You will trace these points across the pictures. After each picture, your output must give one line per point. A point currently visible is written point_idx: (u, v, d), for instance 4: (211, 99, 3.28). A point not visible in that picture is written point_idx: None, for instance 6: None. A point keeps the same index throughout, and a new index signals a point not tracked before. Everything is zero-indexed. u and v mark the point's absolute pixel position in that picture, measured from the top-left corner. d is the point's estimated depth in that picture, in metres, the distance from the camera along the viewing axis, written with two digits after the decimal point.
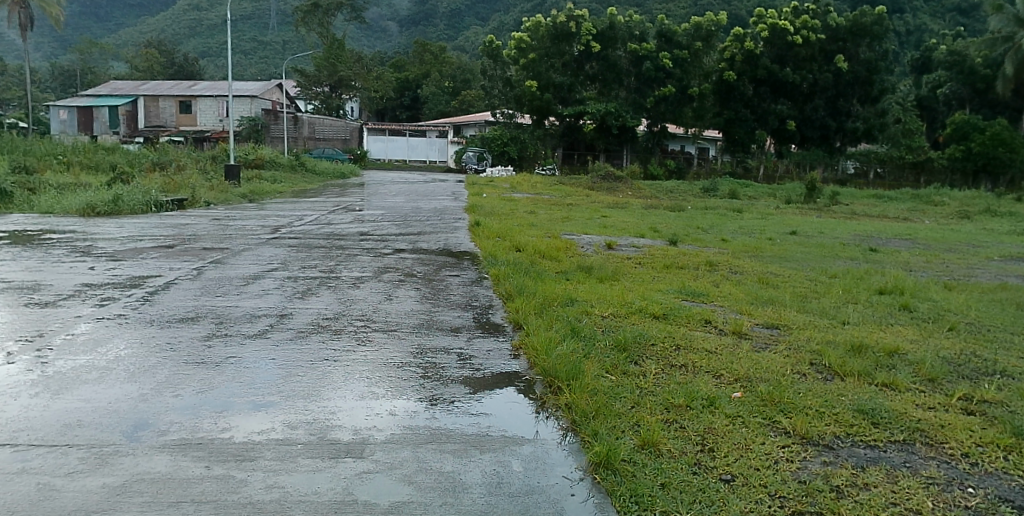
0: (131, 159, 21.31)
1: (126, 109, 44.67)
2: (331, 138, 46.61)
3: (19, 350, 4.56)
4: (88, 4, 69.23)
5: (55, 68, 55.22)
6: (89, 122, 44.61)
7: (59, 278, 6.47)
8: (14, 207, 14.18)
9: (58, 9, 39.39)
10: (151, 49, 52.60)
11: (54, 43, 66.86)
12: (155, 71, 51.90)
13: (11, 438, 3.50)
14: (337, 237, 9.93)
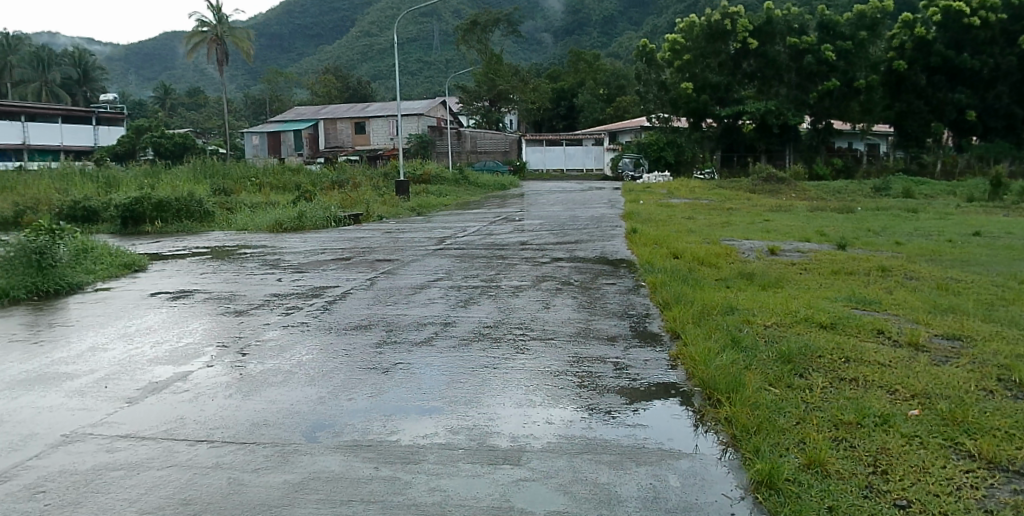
0: (313, 178, 23.20)
1: (308, 133, 48.68)
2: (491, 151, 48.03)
3: (218, 354, 5.11)
4: (277, 38, 76.32)
5: (249, 97, 61.24)
6: (277, 146, 49.04)
7: (252, 289, 7.17)
8: (216, 225, 15.92)
9: (249, 43, 43.74)
10: (329, 75, 57.01)
11: (249, 75, 74.28)
12: (332, 95, 56.22)
13: (208, 435, 3.90)
14: (496, 246, 10.21)
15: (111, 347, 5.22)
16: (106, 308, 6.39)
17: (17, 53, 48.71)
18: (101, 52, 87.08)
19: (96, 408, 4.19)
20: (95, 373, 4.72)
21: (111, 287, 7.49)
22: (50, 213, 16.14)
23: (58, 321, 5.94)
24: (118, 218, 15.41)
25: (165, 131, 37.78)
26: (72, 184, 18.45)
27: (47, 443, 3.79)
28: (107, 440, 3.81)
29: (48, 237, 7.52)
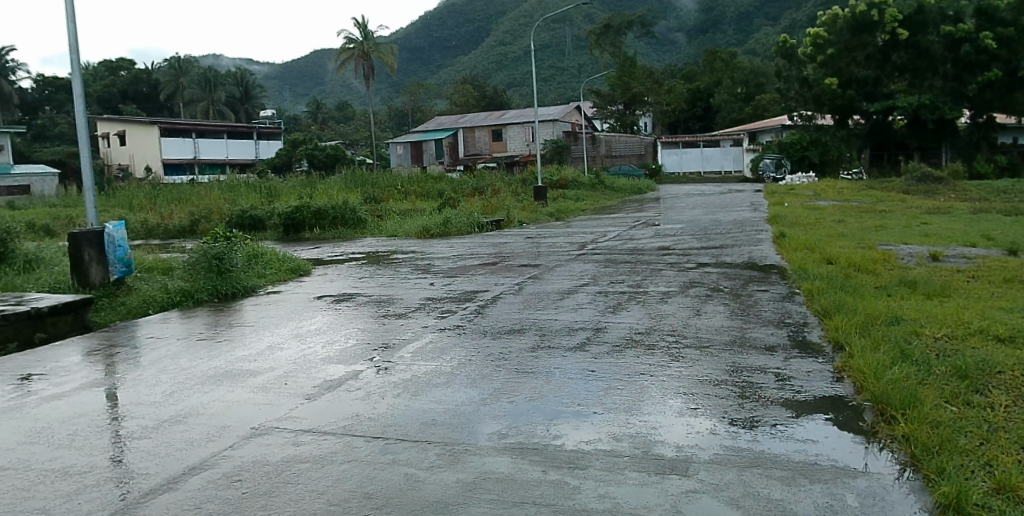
0: (455, 185, 23.93)
1: (449, 141, 50.26)
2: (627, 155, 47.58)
3: (379, 356, 5.31)
4: (415, 51, 79.48)
5: (391, 109, 64.20)
6: (419, 154, 50.86)
7: (408, 292, 7.44)
8: (368, 231, 16.64)
9: (393, 56, 45.70)
10: (466, 85, 58.71)
11: (390, 88, 77.82)
12: (470, 104, 57.86)
13: (382, 432, 4.07)
14: (639, 251, 10.08)
15: (285, 347, 5.56)
16: (279, 309, 6.85)
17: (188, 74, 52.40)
18: (259, 71, 94.07)
19: (278, 403, 4.47)
20: (274, 370, 5.06)
21: (279, 291, 8.05)
22: (223, 222, 17.55)
23: (237, 322, 6.43)
24: (281, 225, 16.48)
25: (318, 144, 40.04)
26: (239, 195, 20.03)
27: (239, 434, 4.09)
28: (292, 433, 4.07)
29: (226, 244, 8.18)
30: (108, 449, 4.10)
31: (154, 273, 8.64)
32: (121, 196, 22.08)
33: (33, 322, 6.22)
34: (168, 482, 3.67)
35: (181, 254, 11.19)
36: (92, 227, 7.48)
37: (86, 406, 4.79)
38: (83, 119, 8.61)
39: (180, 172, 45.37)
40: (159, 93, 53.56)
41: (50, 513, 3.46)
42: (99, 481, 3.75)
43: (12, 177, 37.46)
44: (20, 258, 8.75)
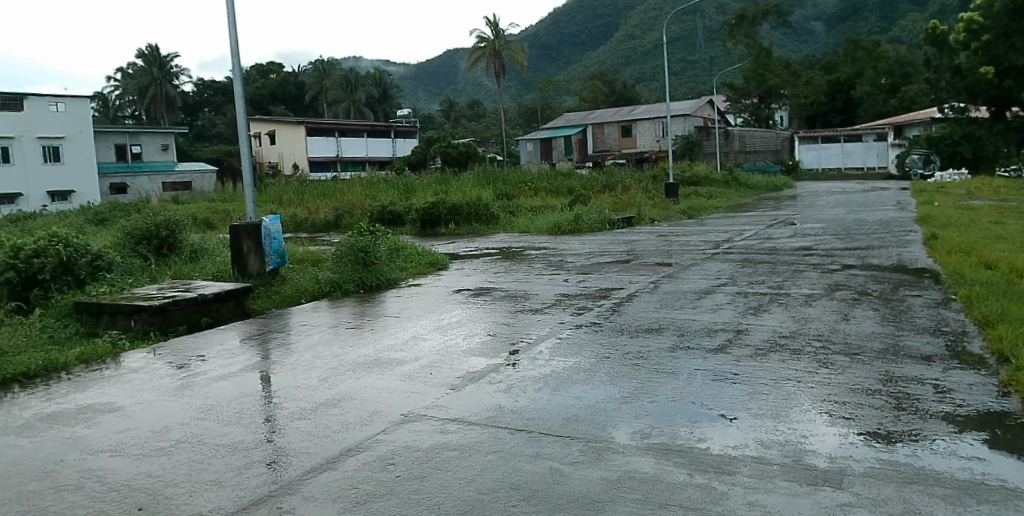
0: (585, 182, 23.97)
1: (579, 138, 50.55)
2: (761, 150, 45.49)
3: (516, 352, 5.51)
4: (543, 48, 79.99)
5: (519, 107, 65.09)
6: (549, 151, 51.86)
7: (543, 288, 7.62)
8: (500, 227, 16.96)
9: (523, 54, 46.28)
10: (595, 81, 58.49)
11: (518, 85, 78.83)
12: (598, 100, 57.63)
13: (525, 426, 4.17)
14: (779, 251, 9.70)
15: (429, 337, 5.88)
16: (419, 302, 7.11)
17: (330, 77, 55.63)
18: (397, 71, 97.77)
19: (424, 392, 4.74)
20: (418, 361, 5.33)
21: (420, 283, 8.43)
22: (365, 217, 18.39)
23: (383, 311, 6.84)
24: (418, 220, 17.09)
25: (451, 142, 40.65)
26: (378, 191, 21.01)
27: (390, 420, 4.37)
28: (440, 422, 4.30)
29: (369, 238, 8.60)
30: (272, 428, 4.44)
31: (305, 265, 9.22)
32: (275, 192, 23.67)
33: (199, 307, 6.80)
34: (325, 463, 3.93)
35: (328, 247, 11.84)
36: (251, 220, 8.12)
37: (250, 387, 5.19)
38: (242, 120, 9.27)
39: (326, 170, 48.27)
40: (304, 94, 56.77)
41: (223, 485, 3.79)
42: (264, 459, 4.05)
43: (176, 174, 41.33)
44: (186, 248, 9.56)
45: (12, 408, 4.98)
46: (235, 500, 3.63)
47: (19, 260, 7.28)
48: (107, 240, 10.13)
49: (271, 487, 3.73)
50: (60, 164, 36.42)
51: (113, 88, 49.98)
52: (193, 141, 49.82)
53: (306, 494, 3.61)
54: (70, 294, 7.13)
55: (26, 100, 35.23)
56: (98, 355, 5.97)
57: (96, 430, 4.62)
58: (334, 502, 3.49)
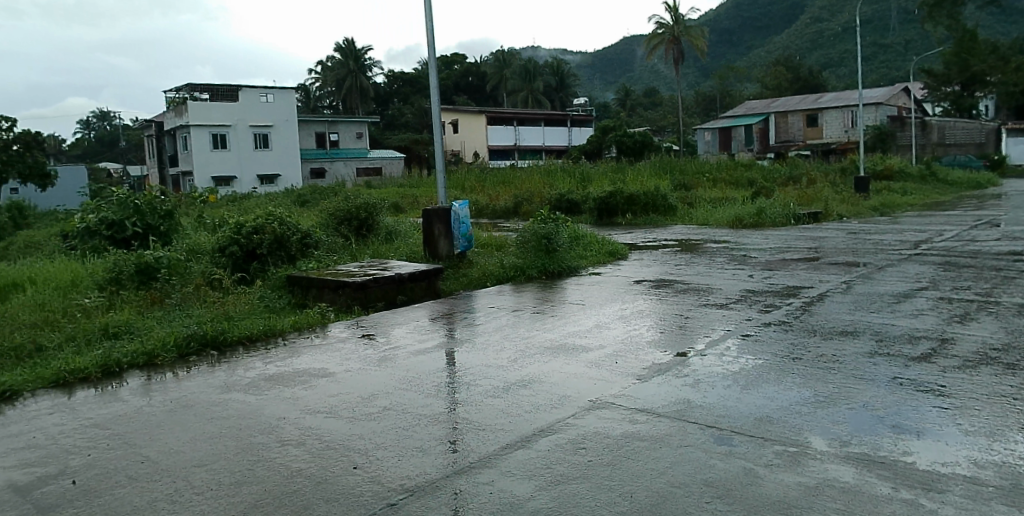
0: (766, 174, 23.04)
1: (759, 127, 48.44)
2: (964, 142, 41.97)
3: (696, 347, 5.62)
4: (719, 33, 77.15)
5: (695, 95, 63.37)
6: (728, 141, 50.14)
7: (725, 283, 7.68)
8: (677, 218, 16.76)
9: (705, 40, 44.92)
10: (777, 67, 55.70)
11: (693, 73, 76.71)
12: (780, 87, 54.88)
13: (717, 423, 4.20)
14: (988, 255, 8.83)
15: (612, 327, 6.30)
16: (602, 291, 7.72)
17: (510, 67, 57.01)
18: (574, 61, 98.12)
19: (612, 381, 5.01)
20: (603, 348, 5.75)
21: (601, 272, 8.81)
22: (544, 204, 18.68)
23: (568, 299, 7.40)
24: (595, 210, 17.25)
25: (627, 131, 40.11)
26: (556, 179, 21.37)
27: (580, 406, 4.61)
28: (629, 411, 4.46)
29: (553, 225, 9.09)
30: (467, 405, 4.80)
31: (490, 249, 9.77)
32: (457, 179, 24.64)
33: (395, 285, 7.35)
34: (521, 441, 4.18)
35: (511, 233, 12.30)
36: (443, 206, 8.68)
37: (445, 365, 5.63)
38: (437, 111, 9.96)
39: (505, 158, 49.89)
40: (485, 84, 58.48)
41: (427, 453, 4.11)
42: (456, 435, 4.34)
43: (369, 160, 44.21)
44: (382, 230, 10.33)
45: (238, 368, 5.63)
46: (439, 467, 3.93)
47: (241, 235, 8.21)
48: (313, 221, 11.14)
49: (469, 459, 4.00)
50: (269, 150, 40.22)
51: (314, 80, 54.13)
52: (384, 130, 52.92)
53: (504, 468, 3.85)
54: (283, 268, 7.92)
55: (242, 92, 39.19)
56: (310, 323, 6.63)
57: (314, 392, 5.14)
58: (532, 479, 3.70)
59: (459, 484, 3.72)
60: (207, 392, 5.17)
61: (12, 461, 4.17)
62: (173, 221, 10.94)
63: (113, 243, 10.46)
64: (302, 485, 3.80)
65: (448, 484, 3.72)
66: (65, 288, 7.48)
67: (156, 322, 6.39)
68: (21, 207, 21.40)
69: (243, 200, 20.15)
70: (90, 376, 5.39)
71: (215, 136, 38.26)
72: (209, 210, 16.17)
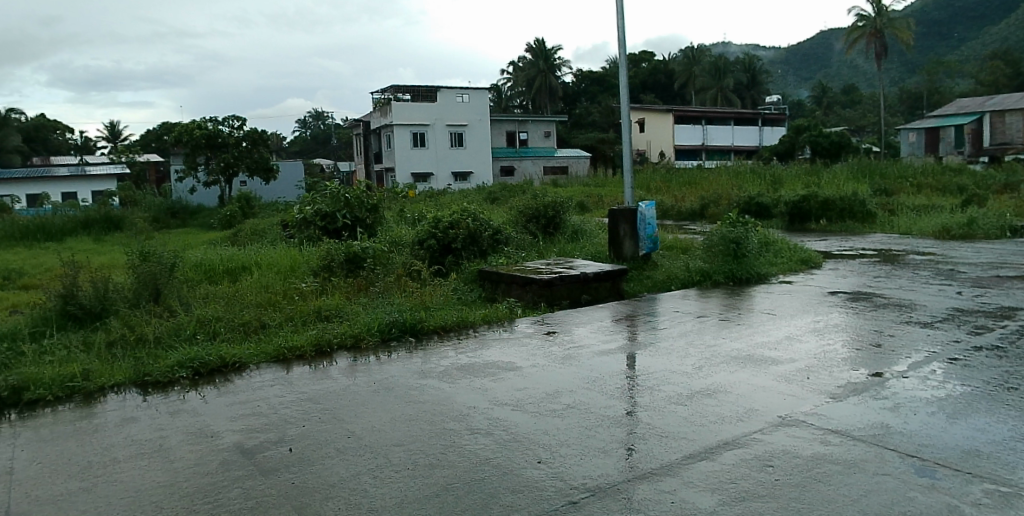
0: (979, 179, 20.59)
1: (972, 127, 43.38)
2: None
3: (891, 368, 5.14)
4: (932, 23, 69.88)
5: (900, 91, 57.95)
6: (935, 143, 45.43)
7: (931, 299, 6.96)
8: (876, 226, 15.43)
9: (912, 32, 40.97)
10: (999, 62, 49.66)
11: (899, 67, 70.21)
12: (1000, 83, 48.81)
13: (917, 451, 3.83)
14: None
15: (804, 340, 5.93)
16: (793, 300, 7.30)
17: (699, 63, 55.41)
18: (767, 57, 93.61)
19: (803, 397, 4.72)
20: (793, 362, 5.42)
21: (792, 281, 8.34)
22: (731, 207, 17.98)
23: (756, 308, 7.08)
24: (786, 214, 16.37)
25: (823, 131, 37.39)
26: (743, 181, 20.52)
27: (766, 421, 4.39)
28: (820, 431, 4.18)
29: (742, 229, 8.73)
30: (648, 410, 4.72)
31: (675, 253, 9.60)
32: (642, 179, 24.41)
33: (580, 285, 7.42)
34: (703, 452, 4.04)
35: (698, 236, 11.97)
36: (629, 206, 8.74)
37: (625, 367, 5.60)
38: (626, 110, 9.92)
39: (691, 158, 48.55)
40: (674, 82, 57.27)
41: (608, 455, 4.10)
42: (632, 439, 4.29)
43: (556, 159, 45.20)
44: (569, 228, 10.46)
45: (432, 356, 5.95)
46: (621, 470, 3.89)
47: (439, 229, 8.68)
48: (503, 219, 11.52)
49: (649, 465, 3.93)
50: (462, 148, 42.16)
51: (506, 80, 55.90)
52: (572, 128, 53.40)
53: (686, 478, 3.74)
54: (476, 263, 8.29)
55: (440, 93, 41.25)
56: (499, 317, 6.86)
57: (501, 385, 5.31)
58: (714, 492, 3.57)
59: (640, 490, 3.67)
60: (406, 376, 5.51)
61: (240, 425, 4.69)
62: (377, 214, 11.81)
63: (325, 233, 11.49)
64: (488, 474, 3.93)
65: (629, 488, 3.68)
66: (285, 273, 8.31)
67: (361, 308, 6.91)
68: (250, 196, 24.01)
69: (437, 196, 21.32)
70: (305, 354, 5.94)
71: (415, 135, 40.70)
72: (409, 204, 17.31)
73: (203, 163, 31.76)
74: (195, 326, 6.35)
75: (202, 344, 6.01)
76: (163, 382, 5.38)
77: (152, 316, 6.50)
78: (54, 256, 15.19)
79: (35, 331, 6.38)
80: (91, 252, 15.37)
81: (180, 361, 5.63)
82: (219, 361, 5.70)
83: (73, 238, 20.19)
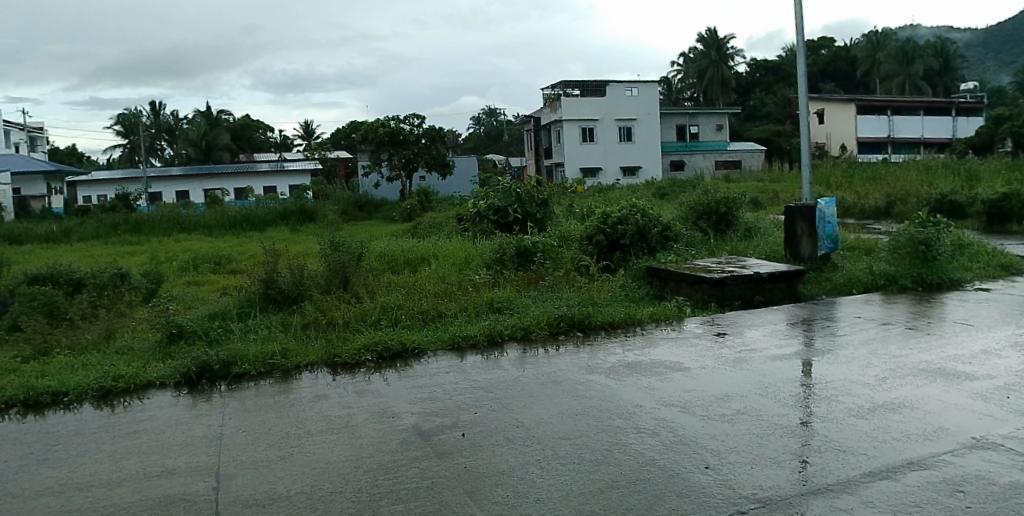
0: None
1: None
2: None
3: None
4: None
5: None
6: None
7: None
8: None
9: None
10: None
11: None
12: None
13: None
14: None
15: (1005, 355, 5.29)
16: (994, 310, 6.53)
17: (885, 49, 51.22)
18: (965, 40, 84.74)
19: (1003, 419, 4.21)
20: (992, 379, 4.85)
21: (992, 289, 7.47)
22: (921, 205, 16.43)
23: (948, 316, 6.42)
24: (983, 214, 14.63)
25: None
26: (937, 177, 18.67)
27: (960, 442, 3.96)
28: (1022, 459, 3.70)
29: (934, 229, 7.94)
30: (825, 421, 4.41)
31: (858, 255, 8.92)
32: (821, 174, 22.96)
33: (753, 285, 7.09)
34: (886, 471, 3.70)
35: (884, 236, 11.11)
36: (807, 203, 8.23)
37: (796, 374, 5.27)
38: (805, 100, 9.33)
39: (876, 152, 44.99)
40: (856, 70, 53.33)
41: (781, 465, 3.86)
42: (805, 451, 4.02)
43: (728, 153, 43.89)
44: (742, 226, 10.04)
45: (600, 351, 5.91)
46: (794, 483, 3.65)
47: (607, 224, 8.62)
48: (673, 216, 11.28)
49: (826, 480, 3.66)
50: (631, 143, 41.75)
51: (675, 72, 54.59)
52: (745, 121, 51.19)
53: (865, 497, 3.44)
54: (645, 259, 8.17)
55: (610, 87, 41.27)
56: (666, 316, 6.70)
57: (669, 385, 5.17)
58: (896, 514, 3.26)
59: (814, 504, 3.42)
60: (574, 371, 5.52)
61: (418, 408, 4.90)
62: (547, 209, 11.94)
63: (498, 227, 11.80)
64: (653, 475, 3.83)
65: (803, 502, 3.45)
66: (460, 264, 8.62)
67: (530, 301, 7.01)
68: (428, 191, 25.28)
69: (605, 191, 21.29)
70: (478, 343, 6.12)
71: (584, 130, 40.98)
72: (577, 199, 17.48)
73: (388, 159, 33.54)
74: (378, 313, 6.72)
75: (385, 329, 6.37)
76: (350, 364, 5.75)
77: (342, 302, 6.97)
78: (259, 244, 16.82)
79: (242, 311, 7.06)
80: (289, 240, 16.98)
81: (365, 344, 5.99)
82: (399, 346, 6.00)
83: (272, 228, 22.15)
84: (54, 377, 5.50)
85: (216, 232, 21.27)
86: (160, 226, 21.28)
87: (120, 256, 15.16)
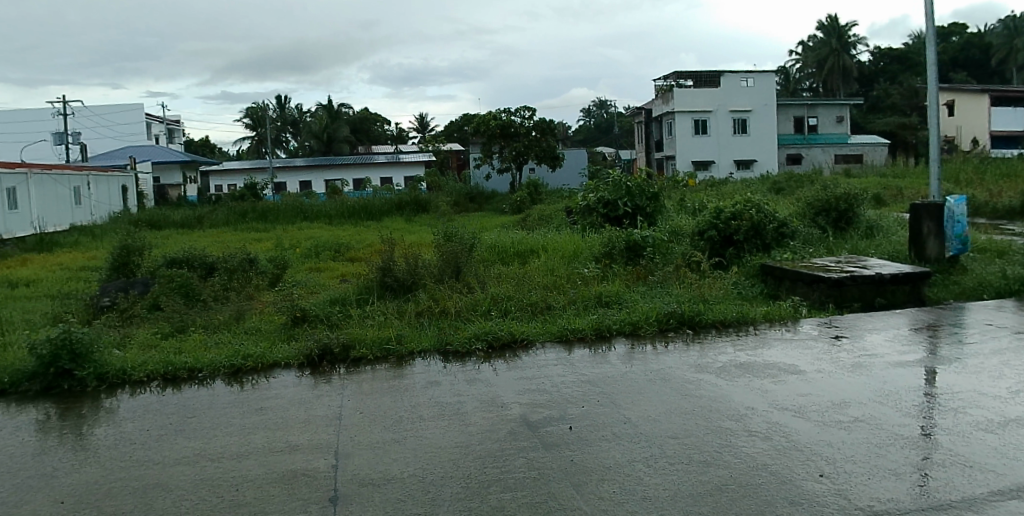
0: None
1: None
2: None
3: None
4: None
5: None
6: None
7: None
8: None
9: None
10: None
11: None
12: None
13: None
14: None
15: None
16: None
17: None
18: None
19: None
20: None
21: None
22: None
23: None
24: None
25: None
26: None
27: None
28: None
29: None
30: (950, 434, 4.15)
31: (990, 258, 8.32)
32: (953, 169, 21.54)
33: (875, 286, 6.75)
34: (1017, 490, 3.46)
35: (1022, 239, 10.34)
36: (934, 201, 7.78)
37: (917, 382, 4.99)
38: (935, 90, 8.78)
39: (1011, 147, 41.83)
40: (991, 58, 49.58)
41: (900, 477, 3.66)
42: (928, 464, 3.79)
43: (850, 146, 41.84)
44: (863, 224, 9.59)
45: (710, 350, 5.80)
46: (916, 497, 3.46)
47: (720, 220, 8.43)
48: (790, 212, 10.91)
49: (950, 496, 3.45)
50: (746, 135, 40.45)
51: (794, 62, 52.57)
52: (866, 113, 48.58)
53: None
54: (759, 256, 7.93)
55: (725, 77, 40.10)
56: (781, 316, 6.48)
57: (782, 388, 5.00)
58: None
59: None
60: (683, 368, 5.43)
61: (527, 398, 4.96)
62: (657, 203, 11.81)
63: (607, 220, 11.76)
64: (765, 480, 3.72)
65: None
66: (568, 257, 8.66)
67: (639, 296, 6.96)
68: (538, 184, 25.46)
69: (720, 186, 20.83)
70: (586, 336, 6.14)
71: (696, 122, 40.08)
72: (690, 194, 17.20)
73: (498, 151, 34.14)
74: (488, 303, 6.83)
75: (494, 319, 6.46)
76: (460, 352, 5.88)
77: (453, 292, 7.14)
78: (377, 233, 17.47)
79: (360, 297, 7.35)
80: (405, 230, 17.51)
81: (476, 333, 6.12)
82: (508, 336, 6.09)
83: (388, 217, 22.89)
84: (190, 353, 5.91)
85: (337, 220, 22.21)
86: (284, 214, 22.43)
87: (249, 242, 16.10)
